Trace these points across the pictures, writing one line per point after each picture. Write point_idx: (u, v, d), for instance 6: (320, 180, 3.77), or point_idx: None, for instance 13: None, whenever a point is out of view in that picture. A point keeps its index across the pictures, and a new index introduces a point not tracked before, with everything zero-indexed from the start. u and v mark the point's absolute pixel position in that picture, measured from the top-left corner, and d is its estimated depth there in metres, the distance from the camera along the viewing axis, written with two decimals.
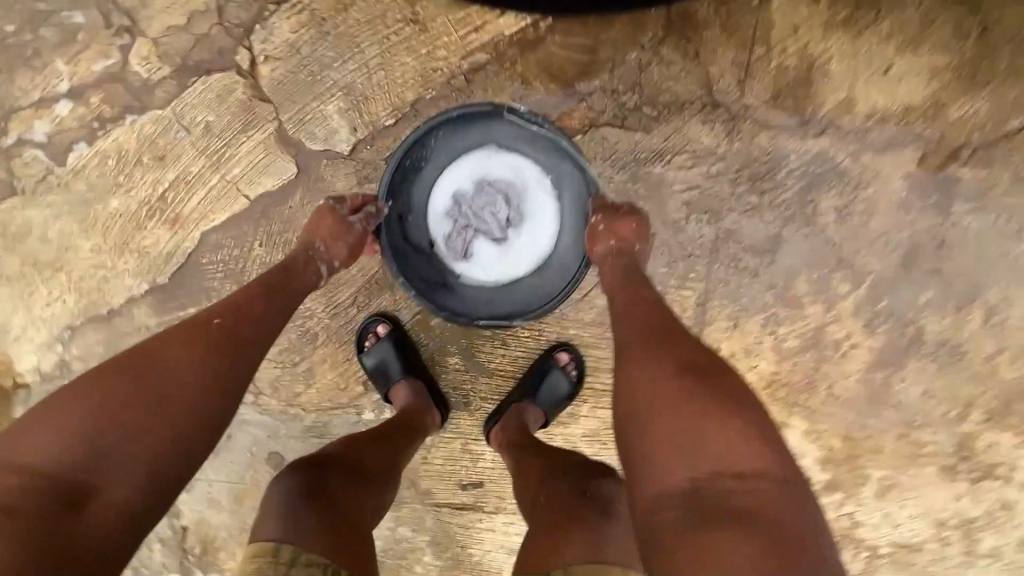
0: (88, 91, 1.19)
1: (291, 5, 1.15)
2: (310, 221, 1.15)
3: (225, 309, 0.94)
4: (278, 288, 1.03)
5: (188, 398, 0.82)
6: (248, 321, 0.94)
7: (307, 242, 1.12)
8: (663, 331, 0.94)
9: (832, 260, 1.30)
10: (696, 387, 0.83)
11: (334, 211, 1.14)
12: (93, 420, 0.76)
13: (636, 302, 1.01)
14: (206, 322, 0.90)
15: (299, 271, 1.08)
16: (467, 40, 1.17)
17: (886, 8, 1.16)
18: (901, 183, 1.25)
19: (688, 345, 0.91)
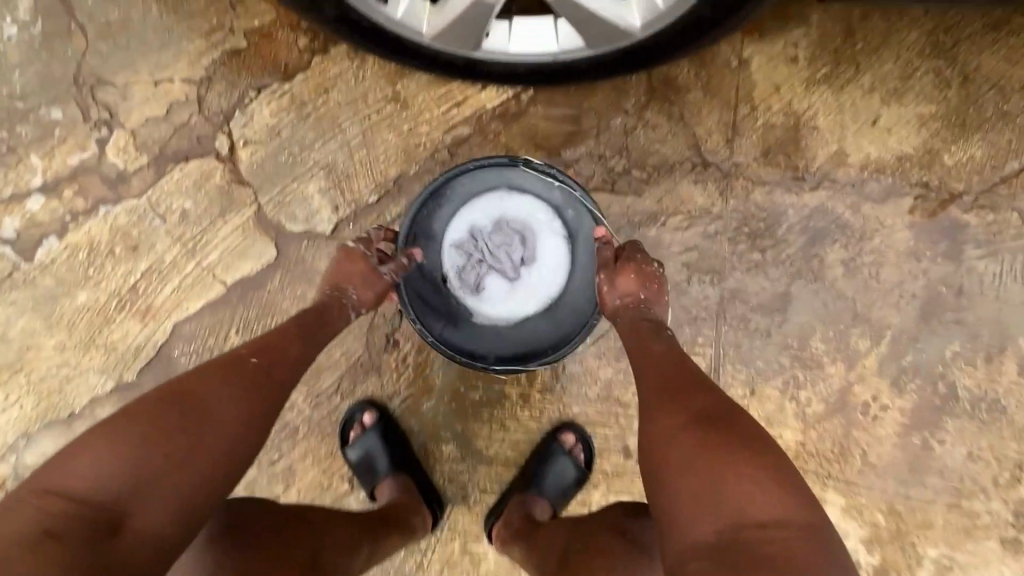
0: (62, 184, 1.16)
1: (271, 89, 1.13)
2: (335, 262, 1.06)
3: (267, 341, 0.88)
4: (318, 324, 0.96)
5: (234, 430, 0.75)
6: (288, 354, 0.88)
7: (334, 286, 1.03)
8: (675, 374, 0.85)
9: (846, 316, 1.22)
10: (712, 431, 0.74)
11: (364, 255, 1.05)
12: (132, 450, 0.67)
13: (643, 344, 0.93)
14: (248, 356, 0.83)
15: (334, 310, 0.99)
16: (450, 114, 1.15)
17: (865, 63, 1.15)
18: (907, 232, 1.20)
19: (701, 386, 0.82)
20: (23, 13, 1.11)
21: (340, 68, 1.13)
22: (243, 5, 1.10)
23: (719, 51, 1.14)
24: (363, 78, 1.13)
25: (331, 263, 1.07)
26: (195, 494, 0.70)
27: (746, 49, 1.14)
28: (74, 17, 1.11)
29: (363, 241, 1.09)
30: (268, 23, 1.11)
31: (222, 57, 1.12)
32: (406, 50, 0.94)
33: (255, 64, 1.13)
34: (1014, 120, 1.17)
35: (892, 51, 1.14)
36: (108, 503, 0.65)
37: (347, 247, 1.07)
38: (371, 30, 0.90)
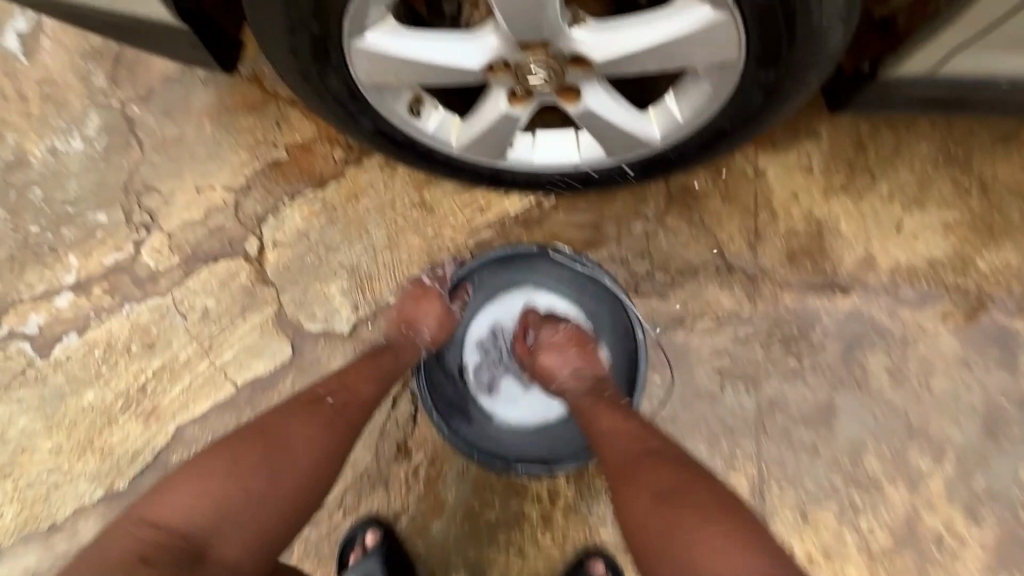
0: (93, 283, 1.18)
1: (304, 195, 1.19)
2: (407, 294, 1.06)
3: (337, 385, 0.92)
4: (394, 367, 1.00)
5: (304, 474, 0.80)
6: (356, 402, 0.91)
7: (407, 322, 1.04)
8: (631, 447, 0.84)
9: (900, 429, 1.12)
10: (670, 503, 0.74)
11: (438, 294, 1.07)
12: (223, 486, 0.75)
13: (599, 420, 0.90)
14: (324, 397, 0.89)
15: (409, 352, 1.03)
16: (473, 219, 1.17)
17: (880, 172, 1.16)
18: (953, 339, 1.14)
19: (656, 455, 0.82)
20: (89, 130, 1.21)
21: (372, 177, 1.18)
22: (286, 122, 1.19)
23: (734, 161, 1.17)
24: (392, 185, 1.17)
25: (403, 294, 1.06)
26: (268, 532, 0.76)
27: (761, 160, 1.16)
28: (134, 133, 1.21)
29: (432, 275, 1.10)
30: (309, 137, 1.19)
31: (263, 167, 1.19)
32: (432, 158, 0.97)
33: (293, 173, 1.19)
34: None
35: (906, 162, 1.15)
36: (196, 535, 0.72)
37: (420, 282, 1.08)
38: (396, 142, 0.93)
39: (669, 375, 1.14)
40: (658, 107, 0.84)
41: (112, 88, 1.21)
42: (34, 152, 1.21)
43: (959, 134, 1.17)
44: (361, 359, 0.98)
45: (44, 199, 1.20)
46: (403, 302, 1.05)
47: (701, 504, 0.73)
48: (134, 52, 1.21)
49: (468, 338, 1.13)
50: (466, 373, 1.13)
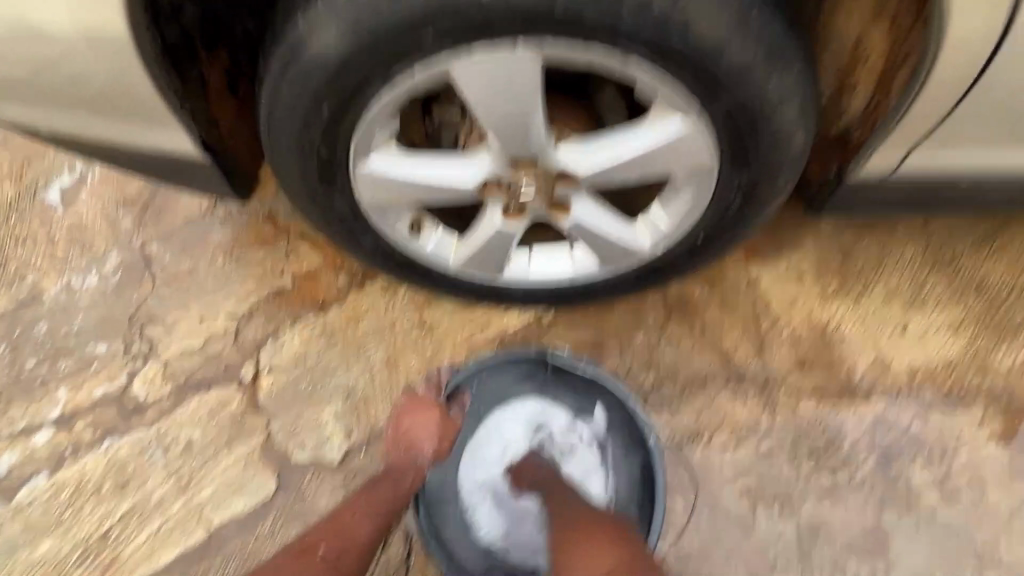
0: (76, 416, 1.14)
1: (305, 320, 1.19)
2: (402, 409, 0.99)
3: (328, 529, 0.84)
4: (393, 500, 0.89)
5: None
6: (352, 549, 0.83)
7: (406, 441, 0.96)
8: (569, 505, 0.90)
9: (965, 556, 0.99)
10: (584, 544, 0.81)
11: (435, 404, 1.00)
12: None
13: (547, 484, 0.95)
14: (314, 548, 0.81)
15: (409, 479, 0.93)
16: (472, 336, 1.15)
17: (873, 277, 1.16)
18: (995, 445, 1.05)
19: (586, 509, 0.88)
20: (107, 267, 1.27)
21: (372, 300, 1.19)
22: (294, 252, 1.24)
23: (728, 271, 1.17)
24: (392, 306, 1.18)
25: (399, 411, 0.99)
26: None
27: (753, 270, 1.17)
28: (148, 269, 1.27)
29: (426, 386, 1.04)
30: (315, 266, 1.23)
31: (266, 295, 1.22)
32: (430, 275, 1.00)
33: (296, 300, 1.21)
34: None
35: (895, 266, 1.17)
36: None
37: (414, 393, 1.02)
38: (395, 260, 0.96)
39: (690, 500, 1.04)
40: (645, 218, 0.88)
41: (136, 230, 1.30)
42: (49, 289, 1.26)
43: (946, 236, 1.18)
44: (356, 493, 0.91)
45: (47, 333, 1.22)
46: (398, 420, 0.98)
47: (611, 545, 0.80)
48: (160, 197, 1.31)
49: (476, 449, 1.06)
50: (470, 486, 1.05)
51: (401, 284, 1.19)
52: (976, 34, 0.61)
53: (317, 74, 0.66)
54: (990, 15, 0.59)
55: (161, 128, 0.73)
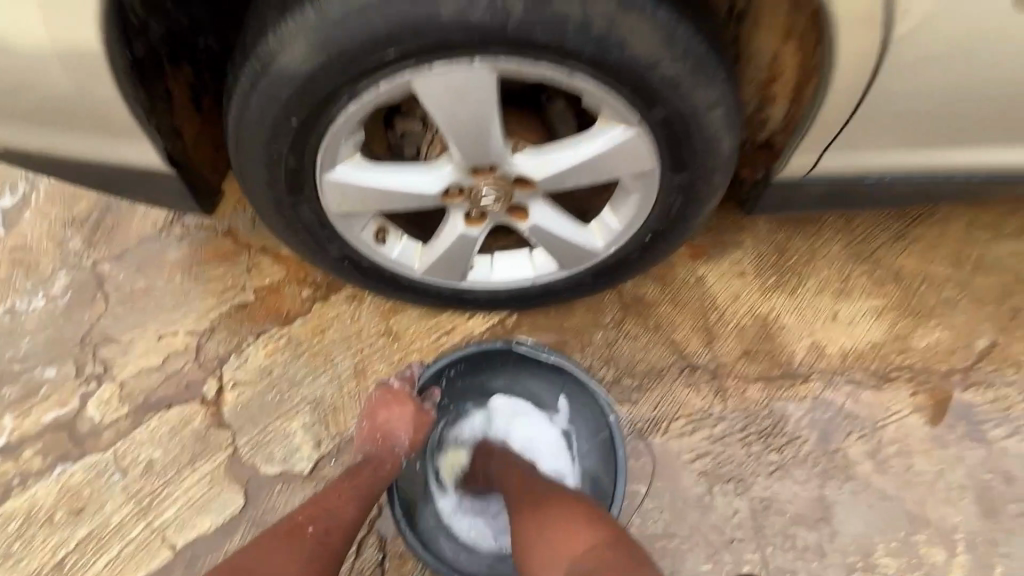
0: (24, 444, 1.10)
1: (269, 333, 1.19)
2: (377, 402, 1.02)
3: (316, 509, 0.85)
4: (377, 483, 0.93)
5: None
6: (342, 526, 0.84)
7: (383, 431, 0.98)
8: (518, 479, 0.93)
9: (901, 518, 1.09)
10: (536, 509, 0.85)
11: (408, 396, 1.03)
12: None
13: (496, 466, 0.99)
14: (303, 525, 0.81)
15: (388, 466, 0.96)
16: (439, 342, 1.18)
17: (805, 271, 1.28)
18: (918, 417, 1.16)
19: (535, 477, 0.92)
20: (56, 288, 1.23)
21: (338, 310, 1.20)
22: (256, 267, 1.24)
23: (677, 270, 1.26)
24: (358, 316, 1.20)
25: (374, 404, 1.02)
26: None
27: (699, 268, 1.26)
28: (102, 288, 1.23)
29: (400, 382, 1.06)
30: (278, 279, 1.23)
31: (228, 310, 1.21)
32: (396, 282, 1.03)
33: (260, 314, 1.21)
34: (958, 303, 1.25)
35: (823, 260, 1.29)
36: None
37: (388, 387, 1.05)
38: (361, 268, 0.99)
39: (653, 486, 1.10)
40: (598, 221, 0.95)
41: (86, 249, 1.26)
42: None
43: (865, 231, 1.31)
44: (339, 478, 0.92)
45: None
46: (373, 412, 1.01)
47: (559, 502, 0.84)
48: (113, 215, 1.28)
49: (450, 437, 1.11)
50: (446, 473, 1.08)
51: (367, 293, 1.21)
52: (859, 50, 0.70)
53: (287, 88, 0.69)
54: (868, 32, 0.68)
55: (124, 142, 0.73)
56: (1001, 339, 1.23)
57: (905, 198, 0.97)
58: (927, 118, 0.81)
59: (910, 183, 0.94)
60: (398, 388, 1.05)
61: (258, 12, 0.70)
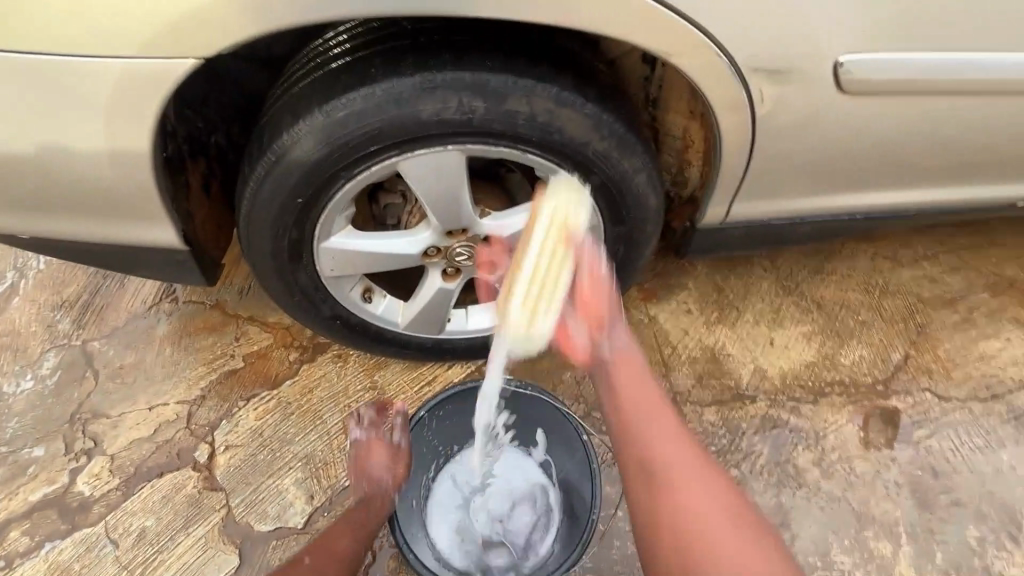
0: (12, 525, 1.13)
1: (259, 397, 1.26)
2: (357, 449, 1.07)
3: (315, 547, 0.94)
4: (369, 519, 1.00)
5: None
6: (335, 557, 0.92)
7: (367, 476, 1.03)
8: (674, 468, 0.76)
9: (848, 517, 1.23)
10: (710, 540, 0.70)
11: (387, 438, 1.08)
12: None
13: (638, 418, 0.79)
14: (299, 559, 0.90)
15: (376, 504, 1.02)
16: (423, 392, 1.27)
17: (742, 305, 1.46)
18: (852, 425, 1.32)
19: (697, 469, 0.76)
20: (44, 369, 1.27)
21: (325, 369, 1.29)
22: (243, 335, 1.32)
23: (632, 312, 1.43)
24: (344, 374, 1.28)
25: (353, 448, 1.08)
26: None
27: (651, 309, 1.43)
28: (90, 366, 1.28)
29: (370, 427, 1.09)
30: (266, 345, 1.31)
31: (217, 378, 1.27)
32: (382, 337, 1.15)
33: (249, 379, 1.27)
34: (874, 324, 1.44)
35: (757, 295, 1.47)
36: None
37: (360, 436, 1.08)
38: (351, 326, 1.11)
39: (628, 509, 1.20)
40: None
41: (75, 330, 1.31)
42: None
43: (790, 267, 1.51)
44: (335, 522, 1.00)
45: None
46: (358, 457, 1.06)
47: (739, 543, 0.70)
48: (101, 296, 1.35)
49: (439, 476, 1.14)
50: (440, 509, 1.11)
51: (352, 352, 1.30)
52: (734, 128, 0.86)
53: (297, 174, 0.84)
54: (737, 115, 0.84)
55: (148, 225, 0.85)
56: (912, 351, 1.41)
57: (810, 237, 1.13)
58: (812, 178, 0.98)
59: (811, 226, 1.10)
60: (374, 431, 1.09)
61: (272, 116, 0.85)
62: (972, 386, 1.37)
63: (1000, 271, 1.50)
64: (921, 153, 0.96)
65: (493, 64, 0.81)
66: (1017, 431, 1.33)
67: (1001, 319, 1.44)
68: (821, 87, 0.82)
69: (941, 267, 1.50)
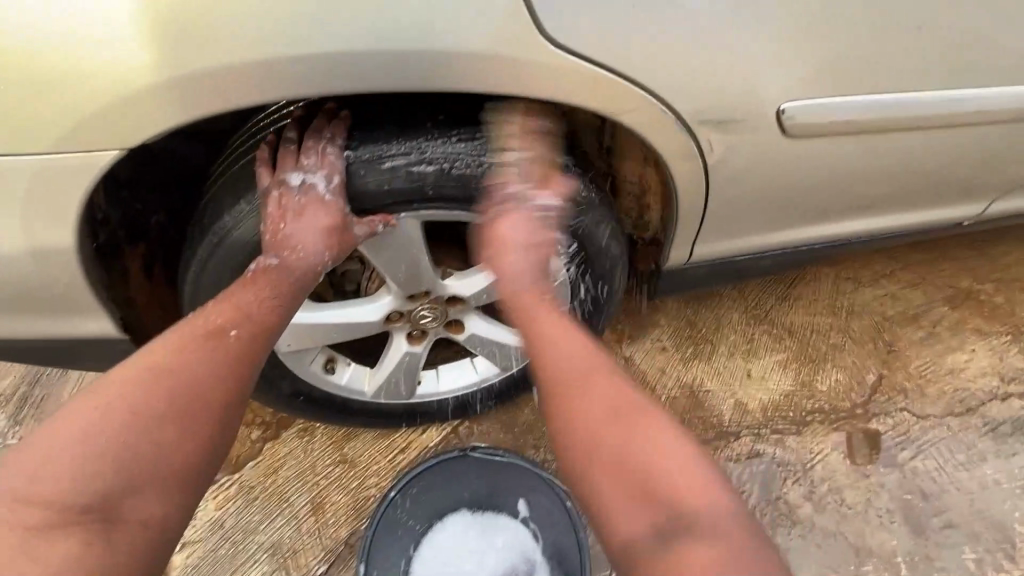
0: None
1: (219, 483, 1.17)
2: (300, 203, 0.79)
3: (237, 317, 0.74)
4: (292, 303, 0.80)
5: (169, 421, 0.62)
6: (261, 334, 0.74)
7: (291, 239, 0.79)
8: (615, 447, 0.67)
9: (845, 553, 1.21)
10: (654, 513, 0.62)
11: (341, 216, 0.80)
12: (124, 424, 0.61)
13: (577, 395, 0.71)
14: (225, 329, 0.72)
15: (299, 279, 0.81)
16: (396, 460, 1.20)
17: (716, 338, 1.45)
18: (836, 452, 1.31)
19: (613, 412, 0.69)
20: None
21: (290, 446, 1.21)
22: None
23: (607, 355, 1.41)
24: (311, 448, 1.20)
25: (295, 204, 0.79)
26: (189, 469, 0.63)
27: (626, 349, 1.41)
28: None
29: (324, 203, 0.79)
30: None
31: None
32: (348, 408, 1.10)
33: None
34: (845, 346, 1.45)
35: (729, 326, 1.46)
36: (91, 502, 0.57)
37: (319, 197, 0.79)
38: (314, 401, 1.06)
39: None
40: None
41: (11, 426, 1.21)
42: None
43: (759, 295, 1.51)
44: (251, 281, 0.78)
45: None
46: (303, 207, 0.79)
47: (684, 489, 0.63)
48: (40, 387, 1.24)
49: (419, 552, 1.05)
50: None
51: (319, 425, 1.22)
52: (688, 175, 0.87)
53: (242, 252, 0.81)
54: (689, 163, 0.85)
55: (81, 318, 0.81)
56: (885, 371, 1.42)
57: (772, 271, 1.15)
58: (769, 215, 0.99)
59: (771, 263, 1.12)
60: (329, 207, 0.79)
61: (212, 195, 0.81)
62: (947, 401, 1.38)
63: (956, 283, 1.54)
64: (868, 183, 0.99)
65: (433, 129, 0.79)
66: (996, 443, 1.34)
67: (964, 331, 1.47)
68: (764, 131, 0.84)
69: (900, 284, 1.54)
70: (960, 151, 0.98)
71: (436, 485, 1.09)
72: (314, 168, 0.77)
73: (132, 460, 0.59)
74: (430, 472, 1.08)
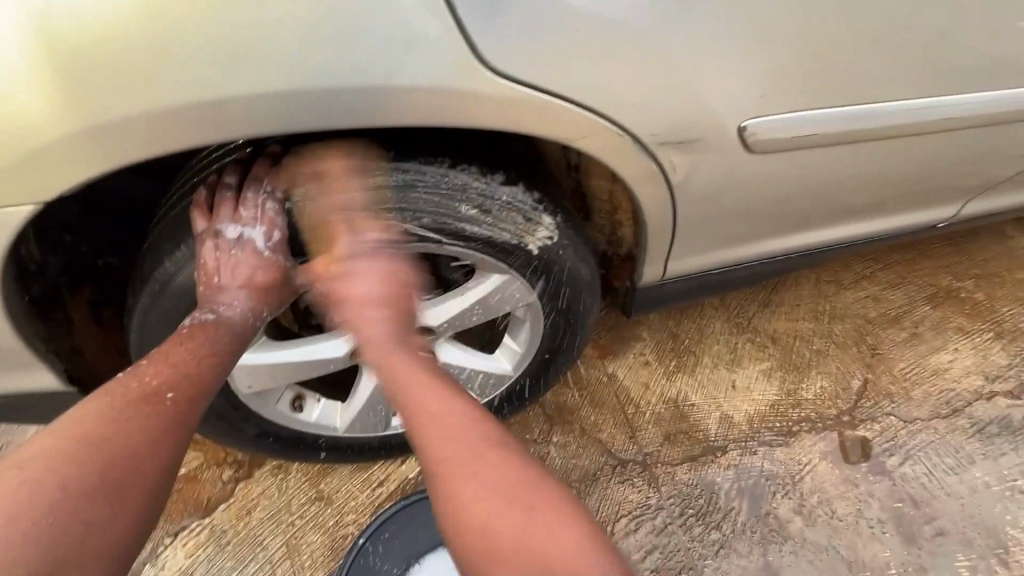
0: None
1: (189, 529, 1.12)
2: (234, 257, 0.77)
3: (172, 377, 0.69)
4: (232, 356, 0.76)
5: (99, 494, 0.58)
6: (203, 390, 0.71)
7: (230, 292, 0.77)
8: (495, 525, 0.59)
9: (838, 566, 1.19)
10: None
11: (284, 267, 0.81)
12: (57, 490, 0.57)
13: (457, 470, 0.64)
14: (160, 392, 0.67)
15: (237, 335, 0.78)
16: (374, 494, 1.16)
17: (699, 349, 1.42)
18: (824, 462, 1.29)
19: (480, 482, 0.62)
20: None
21: (262, 485, 1.16)
22: None
23: (589, 372, 1.38)
24: (285, 487, 1.16)
25: (229, 260, 0.77)
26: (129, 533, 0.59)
27: (609, 366, 1.38)
28: None
29: (260, 257, 0.79)
30: (194, 466, 1.17)
31: None
32: (320, 444, 1.06)
33: (176, 509, 1.13)
34: (829, 352, 1.43)
35: (710, 337, 1.44)
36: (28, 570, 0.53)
37: (257, 250, 0.79)
38: (283, 438, 1.02)
39: None
40: (502, 347, 1.05)
41: None
42: None
43: (740, 303, 1.49)
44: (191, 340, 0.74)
45: None
46: (240, 262, 0.77)
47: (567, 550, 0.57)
48: None
49: None
50: None
51: (293, 463, 1.18)
52: (652, 197, 0.85)
53: (186, 298, 0.79)
54: (653, 184, 0.83)
55: (36, 365, 0.79)
56: (870, 375, 1.40)
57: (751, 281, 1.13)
58: (740, 229, 0.97)
59: (747, 275, 1.10)
60: (268, 261, 0.80)
61: (153, 240, 0.79)
62: (933, 403, 1.37)
63: (935, 282, 1.53)
64: (840, 191, 0.97)
65: (383, 163, 0.77)
66: (984, 444, 1.32)
67: (946, 330, 1.47)
68: (725, 149, 0.82)
69: (881, 285, 1.53)
70: (926, 158, 0.97)
71: (406, 529, 1.06)
72: (252, 221, 0.76)
73: (58, 537, 0.55)
74: (398, 516, 1.05)
